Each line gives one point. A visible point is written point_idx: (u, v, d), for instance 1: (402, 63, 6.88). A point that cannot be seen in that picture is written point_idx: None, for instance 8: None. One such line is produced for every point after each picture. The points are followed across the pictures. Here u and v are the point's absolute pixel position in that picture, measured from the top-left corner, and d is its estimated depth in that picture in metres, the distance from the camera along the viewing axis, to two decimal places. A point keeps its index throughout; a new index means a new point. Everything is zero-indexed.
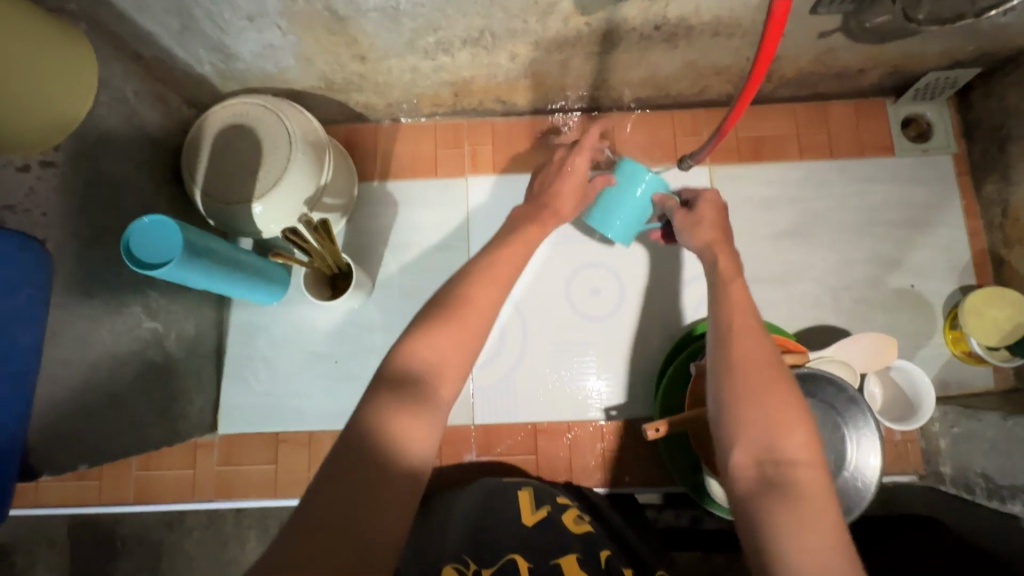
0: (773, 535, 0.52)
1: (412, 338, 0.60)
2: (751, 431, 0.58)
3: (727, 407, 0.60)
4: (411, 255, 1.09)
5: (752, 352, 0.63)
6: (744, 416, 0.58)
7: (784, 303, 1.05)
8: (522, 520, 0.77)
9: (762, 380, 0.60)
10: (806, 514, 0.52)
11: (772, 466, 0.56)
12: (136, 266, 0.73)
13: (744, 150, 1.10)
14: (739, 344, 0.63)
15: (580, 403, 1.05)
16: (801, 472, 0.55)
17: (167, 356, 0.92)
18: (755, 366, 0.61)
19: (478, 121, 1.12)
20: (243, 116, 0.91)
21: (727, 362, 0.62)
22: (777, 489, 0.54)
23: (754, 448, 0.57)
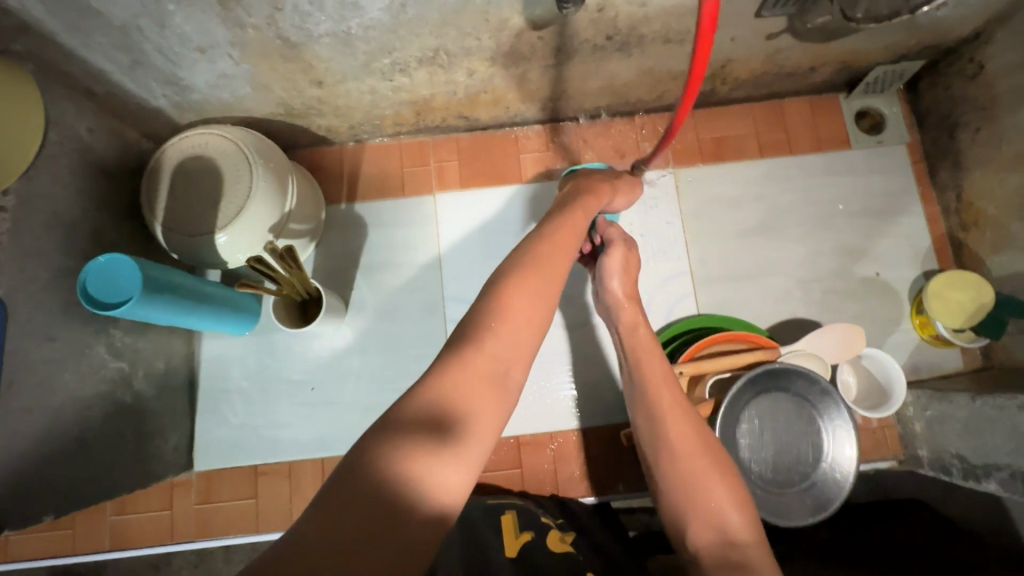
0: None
1: (465, 343, 0.57)
2: (698, 515, 0.62)
3: (675, 493, 0.64)
4: (383, 276, 1.08)
5: (685, 438, 0.67)
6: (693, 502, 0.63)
7: (755, 299, 1.07)
8: (503, 548, 0.75)
9: (696, 463, 0.65)
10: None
11: (725, 547, 0.59)
12: (96, 307, 0.71)
13: (706, 151, 1.12)
14: (670, 428, 0.68)
15: (563, 411, 1.05)
16: (749, 551, 0.58)
17: (136, 395, 0.90)
18: (688, 451, 0.66)
19: (443, 138, 1.12)
20: (202, 148, 0.90)
21: (665, 450, 0.67)
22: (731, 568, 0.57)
23: (705, 532, 0.61)
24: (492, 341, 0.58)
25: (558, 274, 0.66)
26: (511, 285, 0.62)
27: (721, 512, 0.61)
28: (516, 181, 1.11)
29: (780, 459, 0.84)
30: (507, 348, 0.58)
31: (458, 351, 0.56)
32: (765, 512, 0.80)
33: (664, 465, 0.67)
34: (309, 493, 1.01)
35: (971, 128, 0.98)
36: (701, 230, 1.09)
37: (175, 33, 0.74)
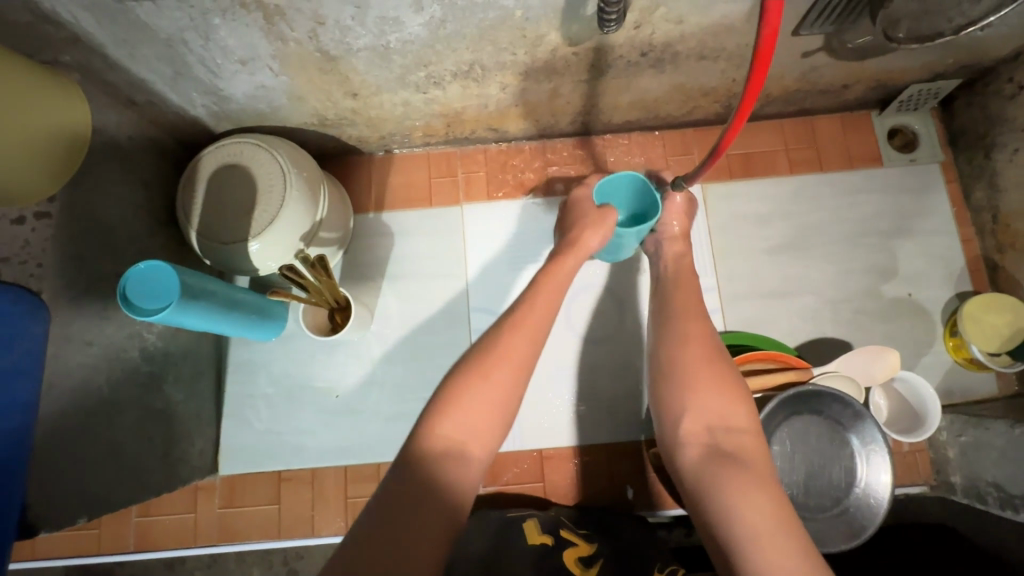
0: (715, 492, 0.57)
1: (442, 400, 0.61)
2: (695, 405, 0.64)
3: (673, 386, 0.67)
4: (409, 286, 1.09)
5: (698, 339, 0.70)
6: (685, 394, 0.65)
7: (783, 318, 1.05)
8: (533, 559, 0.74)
9: (703, 356, 0.68)
10: (744, 472, 0.58)
11: (715, 434, 0.62)
12: (133, 312, 0.72)
13: (735, 167, 1.11)
14: (683, 328, 0.72)
15: (586, 426, 1.04)
16: (740, 436, 0.62)
17: (166, 399, 0.91)
18: (695, 343, 0.70)
19: (471, 150, 1.13)
20: (237, 156, 0.92)
21: (676, 342, 0.71)
22: (719, 454, 0.60)
23: (698, 420, 0.64)
24: (447, 419, 0.60)
25: (533, 330, 0.68)
26: (472, 364, 0.64)
27: (720, 405, 0.64)
28: (542, 193, 1.11)
29: (812, 484, 0.82)
30: (470, 421, 0.60)
31: (433, 414, 0.61)
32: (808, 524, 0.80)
33: (665, 363, 0.70)
34: (330, 499, 1.02)
35: (1009, 149, 0.97)
36: (729, 246, 1.08)
37: (219, 46, 0.76)
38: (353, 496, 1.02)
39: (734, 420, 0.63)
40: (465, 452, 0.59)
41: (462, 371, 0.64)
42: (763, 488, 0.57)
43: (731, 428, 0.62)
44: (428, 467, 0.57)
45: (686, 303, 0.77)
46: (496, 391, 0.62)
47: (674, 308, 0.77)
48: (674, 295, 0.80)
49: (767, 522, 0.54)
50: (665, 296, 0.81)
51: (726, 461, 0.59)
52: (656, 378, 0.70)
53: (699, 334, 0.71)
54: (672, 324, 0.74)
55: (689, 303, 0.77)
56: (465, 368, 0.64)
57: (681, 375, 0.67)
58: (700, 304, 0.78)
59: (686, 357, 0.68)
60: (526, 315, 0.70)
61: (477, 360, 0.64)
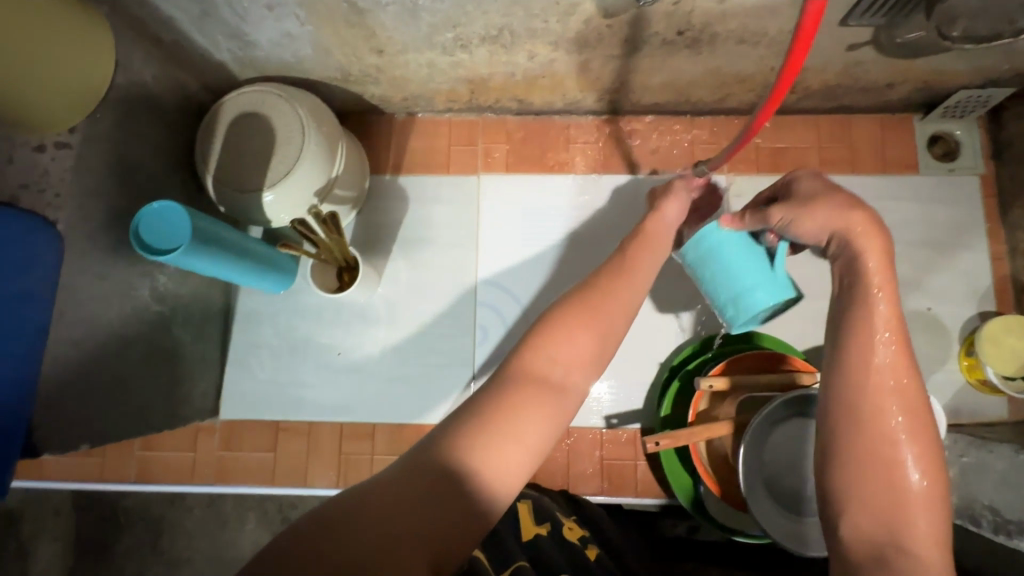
0: None
1: (544, 335, 0.59)
2: (867, 501, 0.55)
3: (841, 469, 0.56)
4: (419, 250, 1.08)
5: (887, 414, 0.57)
6: (852, 488, 0.55)
7: (795, 319, 1.03)
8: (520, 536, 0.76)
9: (885, 442, 0.56)
10: None
11: (886, 544, 0.52)
12: (147, 252, 0.73)
13: (764, 161, 1.07)
14: (868, 395, 0.58)
15: (583, 408, 1.03)
16: (920, 556, 0.51)
17: (173, 340, 0.92)
18: (878, 418, 0.57)
19: (495, 119, 1.11)
20: (257, 105, 0.91)
21: (853, 411, 0.58)
22: (888, 569, 0.51)
23: (866, 518, 0.54)
24: (553, 350, 0.58)
25: (635, 287, 0.66)
26: (579, 300, 0.62)
27: (894, 508, 0.54)
28: (563, 170, 1.09)
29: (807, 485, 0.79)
30: (575, 357, 0.58)
31: (536, 342, 0.58)
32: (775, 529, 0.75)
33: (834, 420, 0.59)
34: (326, 452, 1.04)
35: None
36: None
37: None
38: (348, 452, 1.03)
39: (913, 520, 0.53)
40: (562, 391, 0.56)
41: (569, 305, 0.62)
42: None
43: (901, 532, 0.53)
44: (513, 404, 0.53)
45: (895, 336, 0.59)
46: (606, 330, 0.61)
47: (849, 350, 0.60)
48: (852, 324, 0.61)
49: None
50: (849, 318, 0.61)
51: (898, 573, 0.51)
52: (818, 446, 0.59)
53: (893, 389, 0.58)
54: (853, 365, 0.59)
55: (888, 333, 0.60)
56: (570, 303, 0.62)
57: (857, 448, 0.56)
58: (903, 347, 0.60)
59: (867, 425, 0.57)
60: (636, 263, 0.69)
61: (582, 297, 0.63)
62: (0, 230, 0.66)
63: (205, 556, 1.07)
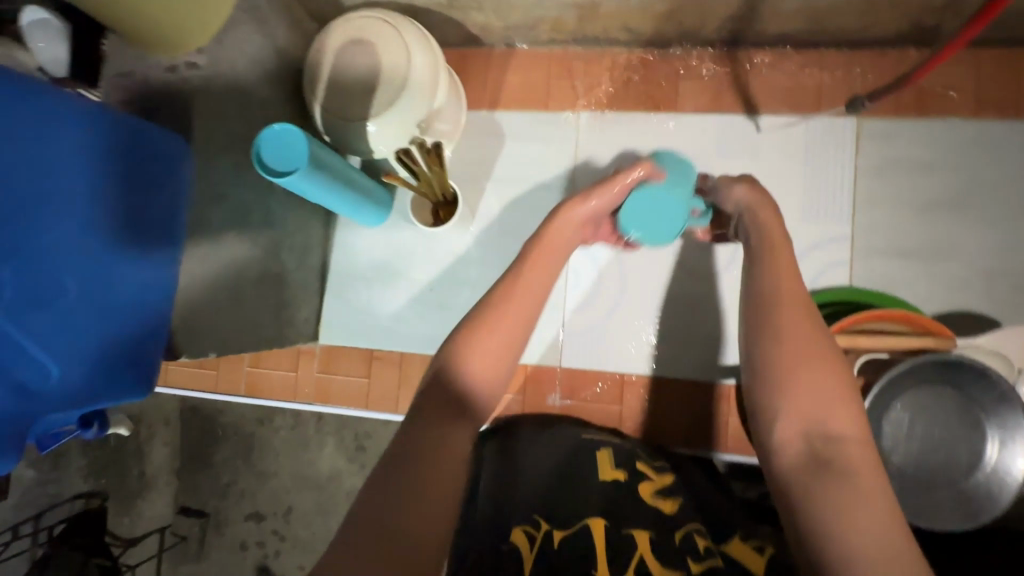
0: (814, 514, 0.48)
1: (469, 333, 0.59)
2: (792, 404, 0.54)
3: (766, 381, 0.56)
4: (512, 190, 1.06)
5: (802, 330, 0.57)
6: (779, 395, 0.55)
7: (922, 282, 0.93)
8: (597, 480, 0.75)
9: (808, 350, 0.56)
10: (853, 489, 0.48)
11: (818, 443, 0.52)
12: (266, 174, 0.75)
13: (904, 102, 0.95)
14: (783, 315, 0.58)
15: (675, 360, 0.99)
16: (849, 448, 0.51)
17: (281, 265, 0.97)
18: (797, 334, 0.56)
19: (599, 52, 1.04)
20: (364, 33, 0.90)
21: (769, 330, 0.57)
22: (823, 465, 0.50)
23: (797, 423, 0.53)
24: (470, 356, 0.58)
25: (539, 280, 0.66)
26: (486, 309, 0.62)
27: (828, 407, 0.53)
28: (669, 108, 1.01)
29: (931, 459, 0.77)
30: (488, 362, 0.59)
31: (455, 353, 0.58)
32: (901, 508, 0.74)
33: (747, 340, 0.59)
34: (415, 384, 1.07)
35: None
36: (874, 193, 0.95)
37: None
38: None
39: (834, 417, 0.52)
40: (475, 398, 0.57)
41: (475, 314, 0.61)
42: (878, 515, 0.47)
43: (836, 436, 0.52)
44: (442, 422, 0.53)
45: (770, 261, 0.62)
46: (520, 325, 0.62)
47: (765, 282, 0.61)
48: (764, 264, 0.63)
49: (879, 547, 0.45)
50: (760, 266, 0.63)
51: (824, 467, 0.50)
52: (745, 368, 0.59)
53: (791, 306, 0.58)
54: (760, 296, 0.60)
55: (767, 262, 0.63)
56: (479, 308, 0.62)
57: (770, 361, 0.56)
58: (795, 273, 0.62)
59: (780, 343, 0.56)
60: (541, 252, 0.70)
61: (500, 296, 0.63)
62: (165, 146, 0.69)
63: (293, 470, 1.15)
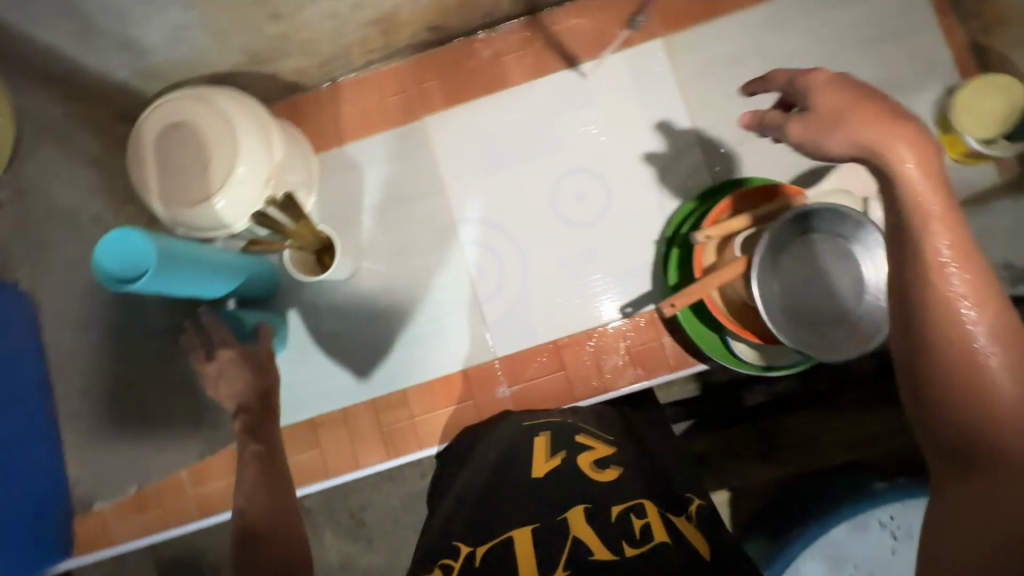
0: (959, 522, 0.46)
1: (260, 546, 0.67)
2: (948, 414, 0.50)
3: (915, 387, 0.52)
4: (388, 212, 1.06)
5: (962, 325, 0.50)
6: (934, 404, 0.50)
7: (773, 157, 1.01)
8: (529, 472, 0.72)
9: (966, 356, 0.49)
10: (1009, 501, 0.44)
11: (976, 450, 0.48)
12: (117, 286, 0.71)
13: (696, 10, 1.04)
14: (965, 292, 0.51)
15: (596, 309, 1.02)
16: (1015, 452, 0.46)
17: (181, 373, 0.91)
18: (959, 331, 0.50)
19: (418, 59, 1.07)
20: (177, 114, 0.88)
21: (944, 318, 0.51)
22: (978, 469, 0.47)
23: (949, 427, 0.50)
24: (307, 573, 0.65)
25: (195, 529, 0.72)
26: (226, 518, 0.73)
27: (994, 410, 0.48)
28: (501, 87, 1.05)
29: (819, 298, 0.80)
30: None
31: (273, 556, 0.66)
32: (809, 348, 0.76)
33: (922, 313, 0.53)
34: (367, 433, 1.04)
35: None
36: (702, 96, 1.03)
37: None
38: (388, 424, 1.04)
39: (1004, 423, 0.47)
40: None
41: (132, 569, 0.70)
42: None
43: (990, 442, 0.47)
44: None
45: (944, 215, 0.53)
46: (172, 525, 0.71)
47: (939, 244, 0.53)
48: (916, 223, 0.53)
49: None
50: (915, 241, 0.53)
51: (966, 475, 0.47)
52: (897, 374, 0.55)
53: (970, 282, 0.52)
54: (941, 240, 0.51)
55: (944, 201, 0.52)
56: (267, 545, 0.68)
57: (950, 364, 0.50)
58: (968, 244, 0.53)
59: (954, 346, 0.50)
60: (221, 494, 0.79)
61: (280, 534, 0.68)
62: None
63: None
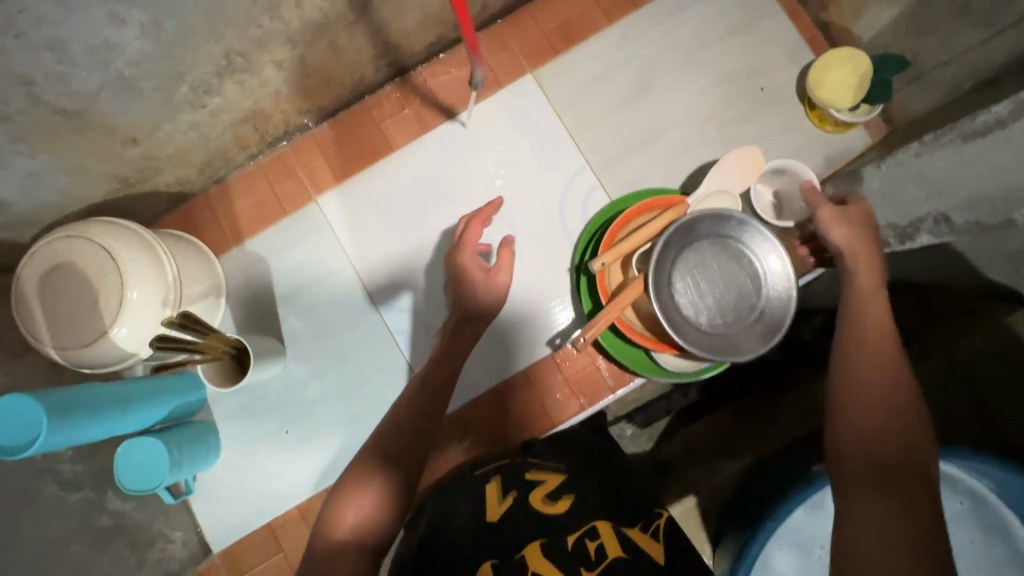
0: (867, 524, 0.53)
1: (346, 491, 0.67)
2: (856, 432, 0.60)
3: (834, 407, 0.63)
4: (302, 299, 1.05)
5: (874, 367, 0.64)
6: (846, 421, 0.61)
7: (659, 164, 1.04)
8: (483, 518, 0.69)
9: (875, 390, 0.62)
10: (906, 511, 0.53)
11: (876, 464, 0.57)
12: (8, 456, 0.69)
13: (557, 40, 1.07)
14: (878, 350, 0.65)
15: (527, 348, 1.03)
16: (906, 471, 0.56)
17: (115, 515, 0.88)
18: (870, 373, 0.63)
19: (300, 142, 1.06)
20: (53, 257, 0.84)
21: (854, 362, 0.65)
22: (881, 481, 0.56)
23: (858, 442, 0.59)
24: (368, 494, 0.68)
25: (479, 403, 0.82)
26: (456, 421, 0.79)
27: (889, 434, 0.59)
28: (387, 152, 1.06)
29: (725, 301, 0.82)
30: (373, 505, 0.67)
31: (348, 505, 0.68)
32: (719, 356, 0.78)
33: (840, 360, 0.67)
34: None
35: None
36: (580, 120, 1.06)
37: None
38: None
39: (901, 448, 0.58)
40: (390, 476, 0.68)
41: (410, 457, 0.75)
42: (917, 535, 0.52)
43: (889, 459, 0.57)
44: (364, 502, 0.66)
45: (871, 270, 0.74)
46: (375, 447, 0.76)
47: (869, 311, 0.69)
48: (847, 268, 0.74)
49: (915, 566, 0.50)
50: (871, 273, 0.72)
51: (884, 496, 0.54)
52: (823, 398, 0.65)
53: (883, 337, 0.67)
54: (859, 340, 0.67)
55: (878, 351, 0.65)
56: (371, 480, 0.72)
57: (859, 391, 0.62)
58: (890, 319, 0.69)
59: (863, 382, 0.63)
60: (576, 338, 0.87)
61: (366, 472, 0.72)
62: None
63: None
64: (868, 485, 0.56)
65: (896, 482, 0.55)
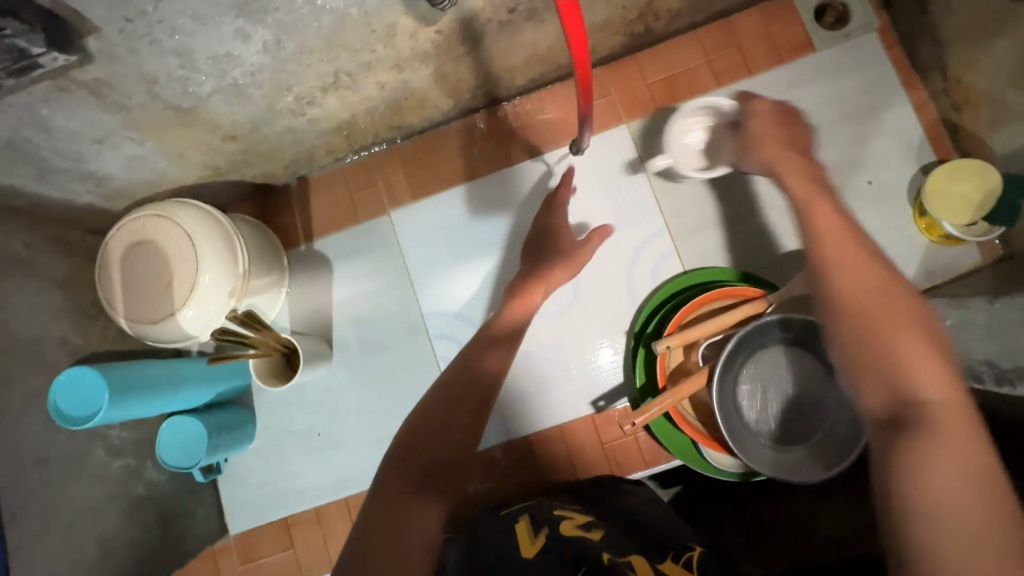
0: (909, 491, 0.41)
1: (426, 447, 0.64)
2: (873, 374, 0.49)
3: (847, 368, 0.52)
4: (357, 307, 1.06)
5: (866, 296, 0.55)
6: (856, 368, 0.51)
7: (742, 242, 0.99)
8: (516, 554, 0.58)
9: (870, 303, 0.53)
10: (947, 443, 0.42)
11: (902, 409, 0.46)
12: (71, 424, 0.72)
13: (659, 95, 1.03)
14: (849, 280, 0.56)
15: (569, 402, 1.00)
16: (950, 413, 0.44)
17: (149, 485, 0.92)
18: (856, 290, 0.55)
19: (384, 153, 1.07)
20: (140, 233, 0.88)
21: (842, 301, 0.55)
22: (906, 427, 0.45)
23: (878, 394, 0.48)
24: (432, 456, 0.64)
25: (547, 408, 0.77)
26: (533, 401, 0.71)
27: (922, 371, 0.48)
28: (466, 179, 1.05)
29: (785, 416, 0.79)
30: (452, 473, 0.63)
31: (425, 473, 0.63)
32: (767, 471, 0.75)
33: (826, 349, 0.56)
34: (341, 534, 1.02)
35: None
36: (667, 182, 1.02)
37: (65, 133, 0.72)
38: None
39: (924, 385, 0.47)
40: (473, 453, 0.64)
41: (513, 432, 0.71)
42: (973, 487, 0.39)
43: (910, 394, 0.46)
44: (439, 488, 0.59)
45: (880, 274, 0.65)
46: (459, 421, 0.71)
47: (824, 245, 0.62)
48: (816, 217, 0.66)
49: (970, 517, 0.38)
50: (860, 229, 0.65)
51: (914, 444, 0.43)
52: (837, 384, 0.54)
53: (861, 268, 0.57)
54: (851, 269, 0.58)
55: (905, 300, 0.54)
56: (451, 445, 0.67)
57: (864, 339, 0.52)
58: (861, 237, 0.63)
59: (862, 316, 0.53)
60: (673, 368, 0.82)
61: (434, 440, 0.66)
62: None
63: None
64: (896, 440, 0.44)
65: (915, 429, 0.44)
